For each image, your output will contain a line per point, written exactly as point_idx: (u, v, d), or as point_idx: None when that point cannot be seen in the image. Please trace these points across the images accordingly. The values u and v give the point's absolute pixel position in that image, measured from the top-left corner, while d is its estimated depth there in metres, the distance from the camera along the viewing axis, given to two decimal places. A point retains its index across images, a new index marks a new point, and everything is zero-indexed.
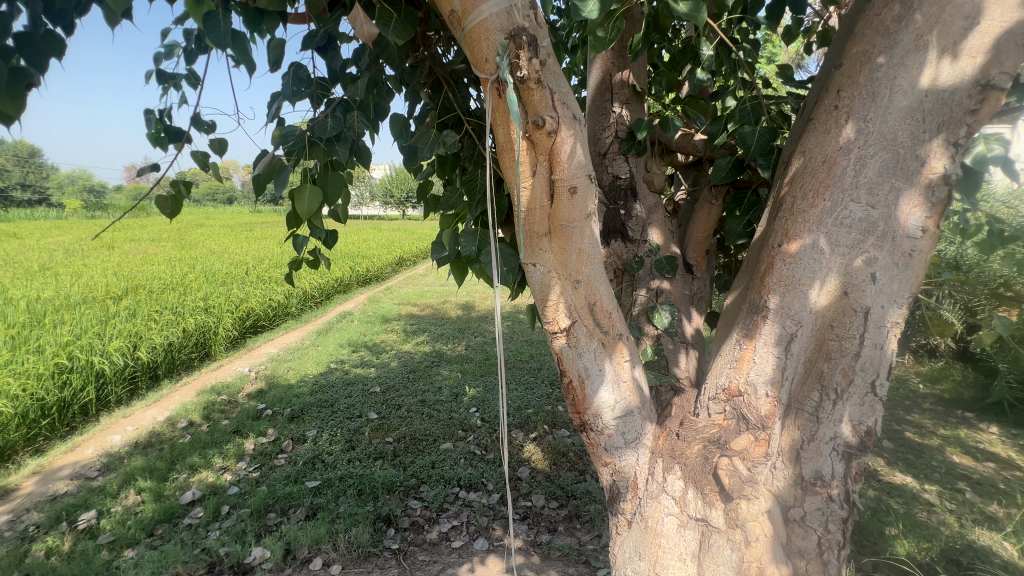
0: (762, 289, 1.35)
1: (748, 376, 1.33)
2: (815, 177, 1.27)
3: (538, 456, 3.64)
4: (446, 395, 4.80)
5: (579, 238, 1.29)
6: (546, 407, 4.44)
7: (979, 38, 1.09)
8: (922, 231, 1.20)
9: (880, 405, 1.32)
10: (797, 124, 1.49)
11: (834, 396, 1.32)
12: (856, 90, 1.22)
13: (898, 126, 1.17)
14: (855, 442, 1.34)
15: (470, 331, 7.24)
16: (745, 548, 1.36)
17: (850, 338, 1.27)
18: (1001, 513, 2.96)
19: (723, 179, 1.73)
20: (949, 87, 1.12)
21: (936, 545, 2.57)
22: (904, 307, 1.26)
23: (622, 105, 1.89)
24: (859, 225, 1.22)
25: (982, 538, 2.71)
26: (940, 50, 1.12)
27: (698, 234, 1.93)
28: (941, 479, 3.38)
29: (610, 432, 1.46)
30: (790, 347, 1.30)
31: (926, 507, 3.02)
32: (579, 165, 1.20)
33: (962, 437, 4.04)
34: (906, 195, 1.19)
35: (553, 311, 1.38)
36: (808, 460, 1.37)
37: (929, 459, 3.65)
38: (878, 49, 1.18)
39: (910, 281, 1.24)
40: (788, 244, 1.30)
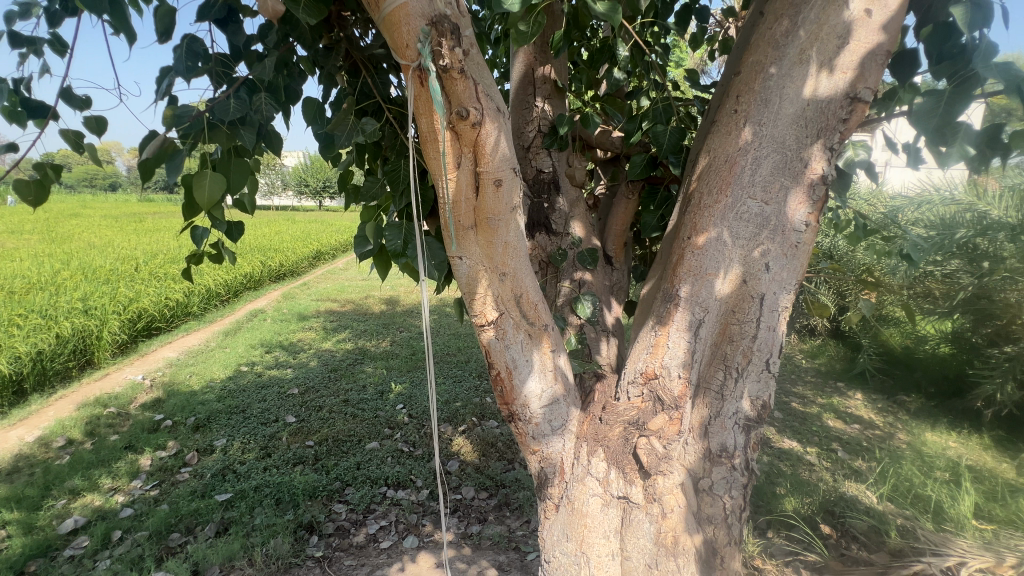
0: (674, 279, 1.45)
1: (663, 360, 1.43)
2: (719, 175, 1.38)
3: (467, 449, 3.65)
4: (370, 392, 4.63)
5: (505, 231, 1.29)
6: (474, 400, 4.45)
7: (849, 56, 1.24)
8: (806, 225, 1.36)
9: (773, 380, 1.47)
10: (703, 126, 1.60)
11: (736, 374, 1.45)
12: (752, 97, 1.34)
13: (786, 130, 1.30)
14: (753, 415, 1.49)
15: (395, 326, 7.05)
16: (662, 519, 1.48)
17: (748, 322, 1.41)
18: (864, 466, 3.47)
19: (639, 175, 1.84)
20: (827, 97, 1.27)
21: (815, 499, 2.95)
22: (792, 293, 1.41)
23: (544, 100, 1.92)
24: (755, 220, 1.35)
25: (850, 489, 3.15)
26: (819, 64, 1.26)
27: (616, 227, 2.02)
28: (819, 442, 3.88)
29: (537, 421, 1.49)
30: (698, 332, 1.42)
31: (808, 466, 3.46)
32: (503, 158, 1.21)
33: (836, 404, 4.65)
34: (793, 193, 1.34)
35: (480, 304, 1.38)
36: (714, 434, 1.49)
37: (811, 425, 4.17)
38: (769, 61, 1.31)
39: (797, 269, 1.39)
40: (696, 237, 1.40)
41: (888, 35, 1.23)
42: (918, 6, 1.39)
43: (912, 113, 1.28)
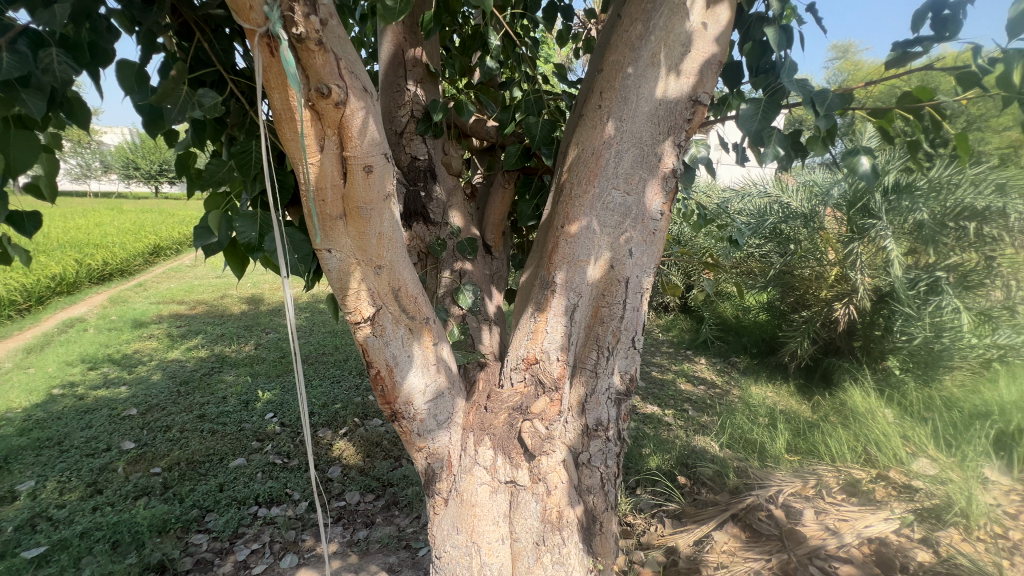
0: (550, 266, 1.51)
1: (542, 345, 1.49)
2: (587, 166, 1.46)
3: (350, 451, 3.44)
4: (232, 403, 4.11)
5: (378, 221, 1.21)
6: (355, 399, 4.21)
7: (690, 63, 1.39)
8: (661, 214, 1.50)
9: (638, 355, 1.62)
10: (571, 119, 1.68)
11: (608, 353, 1.56)
12: (613, 94, 1.43)
13: (643, 127, 1.42)
14: (623, 389, 1.62)
15: (260, 327, 6.34)
16: (547, 497, 1.54)
17: (616, 304, 1.52)
18: (708, 421, 4.06)
19: (514, 165, 1.87)
20: (674, 98, 1.41)
21: (673, 454, 3.38)
22: (651, 275, 1.56)
23: (417, 84, 1.85)
24: (619, 209, 1.46)
25: (699, 441, 3.66)
26: (668, 68, 1.39)
27: (494, 217, 2.03)
28: (675, 404, 4.44)
29: (422, 417, 1.45)
30: (574, 315, 1.50)
31: (667, 426, 3.94)
32: (373, 143, 1.12)
33: (686, 369, 5.36)
34: (650, 184, 1.47)
35: (355, 300, 1.28)
36: (591, 410, 1.59)
37: (668, 390, 4.74)
38: (627, 61, 1.41)
39: (655, 254, 1.54)
40: (569, 225, 1.48)
41: (720, 47, 1.40)
42: (741, 25, 1.62)
43: (740, 117, 1.49)
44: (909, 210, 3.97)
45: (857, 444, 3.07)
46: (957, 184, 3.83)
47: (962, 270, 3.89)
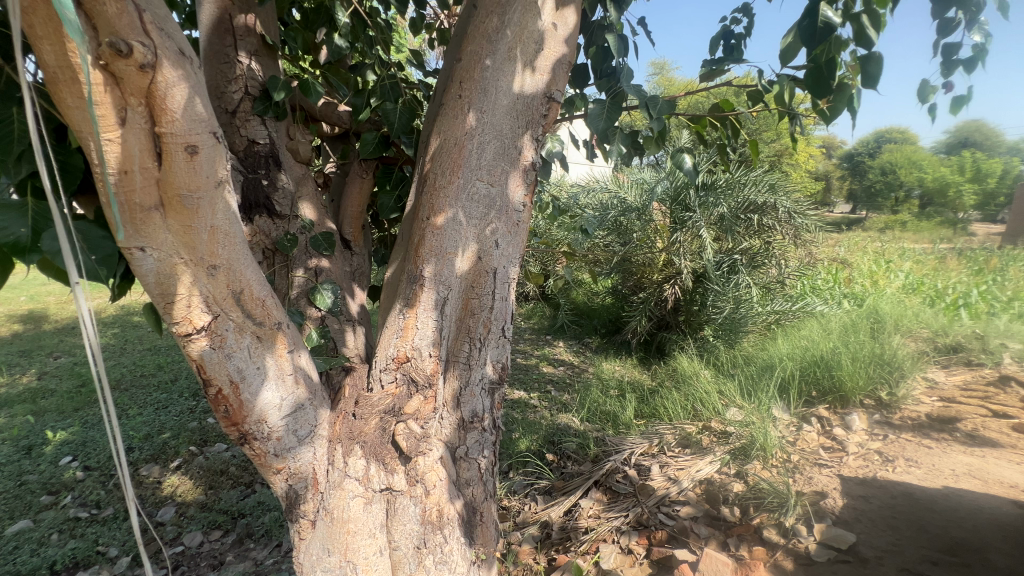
0: (417, 259, 1.47)
1: (413, 341, 1.45)
2: (450, 156, 1.44)
3: (186, 486, 2.93)
4: (6, 452, 3.18)
5: (209, 212, 1.03)
6: (189, 424, 3.59)
7: (544, 60, 1.45)
8: (523, 205, 1.55)
9: (508, 344, 1.65)
10: (430, 109, 1.63)
11: (480, 345, 1.57)
12: (473, 85, 1.43)
13: (503, 120, 1.45)
14: (495, 378, 1.64)
15: (43, 351, 5.01)
16: (426, 498, 1.50)
17: (485, 295, 1.53)
18: (568, 398, 4.40)
19: (372, 154, 1.75)
20: (531, 94, 1.46)
21: (540, 433, 3.59)
22: (517, 265, 1.60)
23: (250, 56, 1.61)
24: (483, 201, 1.47)
25: (562, 417, 3.95)
26: (524, 63, 1.44)
27: (352, 209, 1.87)
28: (539, 387, 4.71)
29: (278, 435, 1.28)
30: (444, 309, 1.48)
31: (533, 409, 4.17)
32: (195, 118, 0.95)
33: (548, 353, 5.73)
34: (512, 176, 1.50)
35: (182, 309, 1.07)
36: (466, 403, 1.58)
37: (533, 374, 5.02)
38: (485, 53, 1.42)
39: (519, 244, 1.58)
40: (434, 217, 1.45)
41: (569, 48, 1.49)
42: (585, 29, 1.74)
43: (588, 117, 1.62)
44: (714, 204, 4.78)
45: (687, 403, 3.58)
46: (744, 184, 4.70)
47: (750, 253, 4.83)
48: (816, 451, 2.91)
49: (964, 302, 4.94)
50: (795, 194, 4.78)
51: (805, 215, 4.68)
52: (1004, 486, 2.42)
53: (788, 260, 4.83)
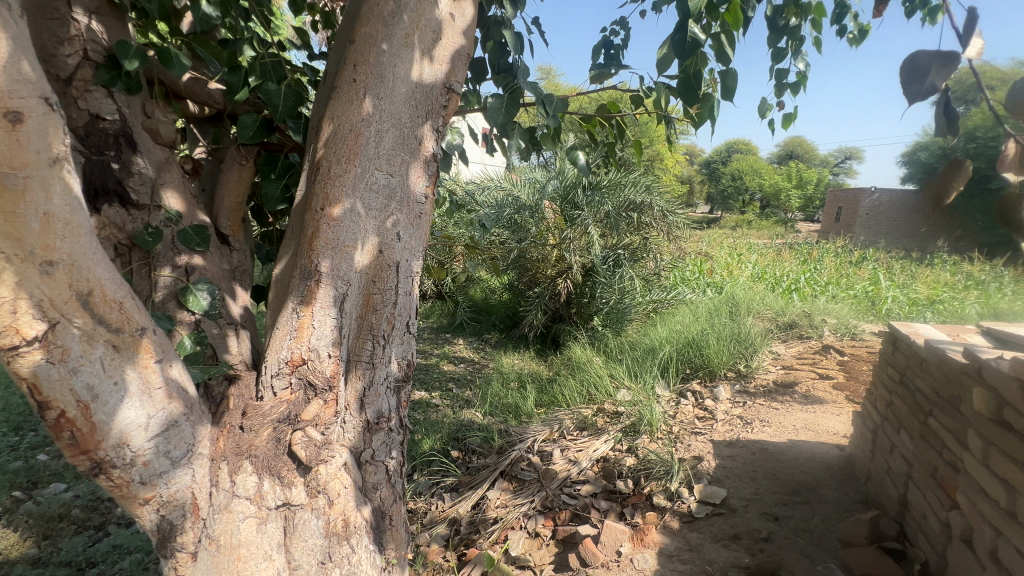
0: (311, 253, 1.37)
1: (309, 343, 1.36)
2: (345, 144, 1.36)
3: (9, 541, 2.38)
4: None
5: (40, 194, 0.90)
6: (10, 465, 2.92)
7: (442, 50, 1.43)
8: (425, 197, 1.52)
9: (414, 340, 1.60)
10: (320, 93, 1.52)
11: (383, 342, 1.50)
12: (368, 69, 1.36)
13: (401, 108, 1.40)
14: (401, 375, 1.58)
15: None
16: (330, 509, 1.41)
17: (388, 289, 1.47)
18: (470, 394, 4.42)
19: (252, 138, 1.58)
20: (429, 83, 1.43)
21: (443, 431, 3.55)
22: (421, 259, 1.56)
23: (90, 15, 1.37)
24: (383, 191, 1.41)
25: (465, 413, 3.95)
26: (421, 51, 1.40)
27: (230, 199, 1.67)
28: (441, 385, 4.66)
29: (145, 459, 1.10)
30: (343, 306, 1.41)
31: (435, 408, 4.12)
32: (21, 82, 0.87)
33: (447, 351, 5.69)
34: (413, 167, 1.46)
35: (5, 315, 0.88)
36: (370, 403, 1.51)
37: (433, 374, 4.95)
38: (381, 36, 1.36)
39: (422, 236, 1.55)
40: (330, 207, 1.36)
41: (467, 40, 1.49)
42: (481, 23, 1.75)
43: (488, 110, 1.62)
44: (600, 203, 5.13)
45: (583, 389, 3.80)
46: (624, 185, 5.10)
47: (631, 248, 5.26)
48: (692, 422, 3.28)
49: (795, 287, 5.93)
50: (667, 194, 5.32)
51: (675, 214, 5.23)
52: (829, 435, 2.96)
53: (662, 255, 5.33)
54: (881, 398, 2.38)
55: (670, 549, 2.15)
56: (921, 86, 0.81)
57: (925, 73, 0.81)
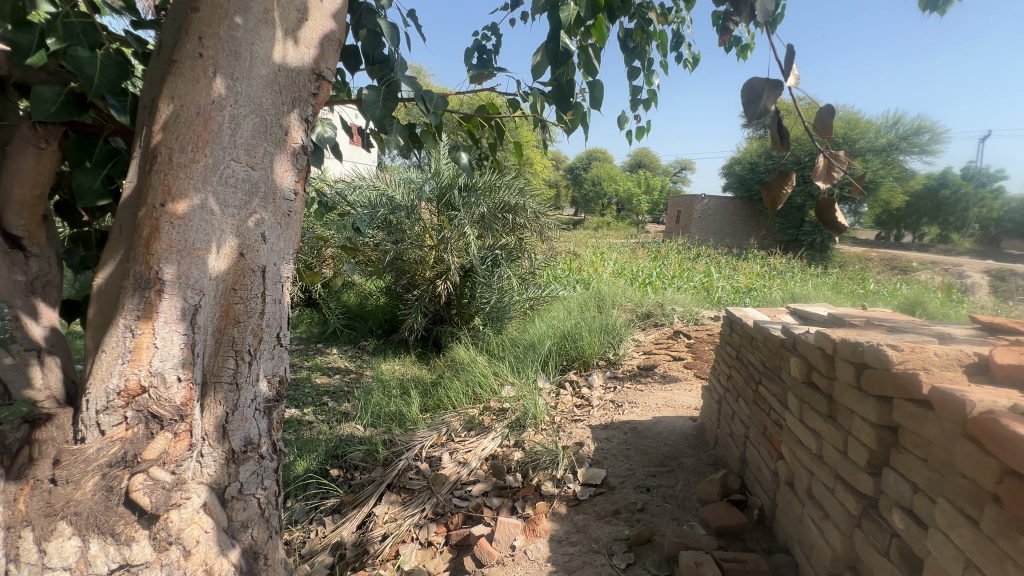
0: (148, 258, 1.14)
1: (150, 366, 1.14)
2: (191, 129, 1.16)
3: None
4: None
5: None
6: None
7: (309, 33, 1.30)
8: (294, 194, 1.36)
9: (286, 353, 1.43)
10: (153, 67, 1.27)
11: (249, 358, 1.32)
12: (218, 44, 1.18)
13: (262, 92, 1.24)
14: (272, 395, 1.40)
15: None
16: (186, 561, 1.15)
17: (253, 298, 1.30)
18: (348, 406, 4.13)
19: (55, 116, 1.25)
20: (295, 68, 1.29)
21: (319, 449, 3.26)
22: (291, 262, 1.40)
23: None
24: (242, 186, 1.24)
25: (343, 427, 3.68)
26: (284, 31, 1.26)
27: (23, 192, 1.30)
28: (313, 400, 4.28)
29: None
30: (195, 320, 1.20)
31: (308, 425, 3.77)
32: None
33: (319, 363, 5.25)
34: (278, 159, 1.30)
35: None
36: (235, 431, 1.31)
37: (303, 388, 4.52)
38: (233, 8, 1.19)
39: (292, 237, 1.39)
40: (172, 203, 1.15)
41: (338, 25, 1.37)
42: (352, 9, 1.63)
43: (363, 103, 1.52)
44: (476, 204, 5.20)
45: (468, 389, 3.79)
46: (499, 187, 5.22)
47: (507, 248, 5.40)
48: (571, 411, 3.49)
49: (650, 281, 6.69)
50: (539, 197, 5.58)
51: (547, 215, 5.52)
52: (684, 409, 3.38)
53: (536, 254, 5.57)
54: (722, 372, 2.79)
55: (560, 534, 2.24)
56: (760, 103, 1.06)
57: (763, 94, 1.06)
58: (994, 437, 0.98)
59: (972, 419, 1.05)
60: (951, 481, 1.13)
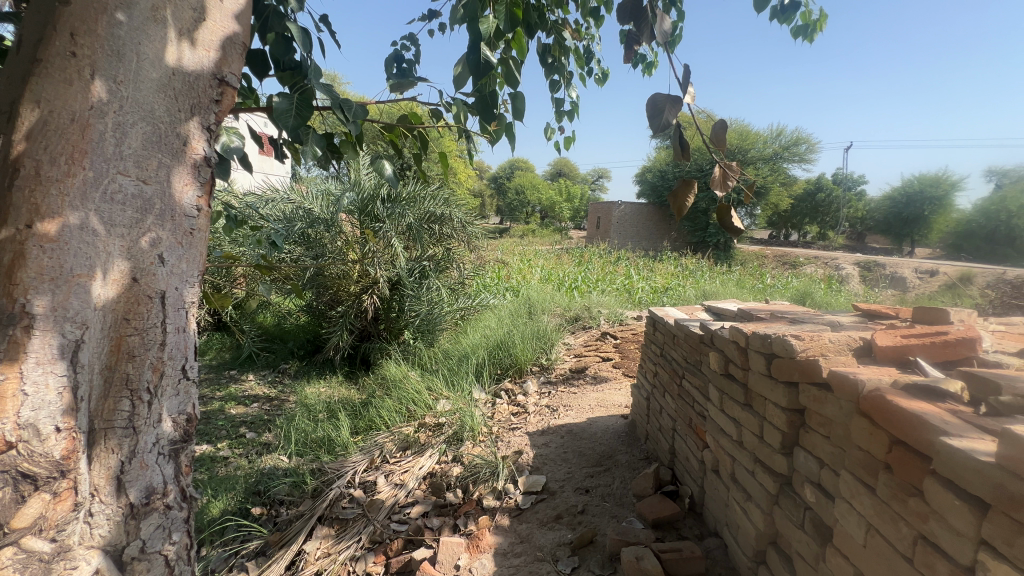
0: (12, 290, 0.97)
1: (19, 416, 0.96)
2: (64, 138, 1.01)
3: None
4: None
5: None
6: None
7: (208, 34, 1.19)
8: (197, 210, 1.23)
9: (193, 388, 1.29)
10: (9, 66, 1.09)
11: (148, 397, 1.16)
12: (95, 42, 1.04)
13: (153, 98, 1.11)
14: (178, 435, 1.25)
15: None
16: None
17: (150, 328, 1.15)
18: (269, 436, 3.81)
19: None
20: (193, 71, 1.17)
21: (238, 487, 2.97)
22: (195, 286, 1.27)
23: None
24: (132, 202, 1.10)
25: (265, 460, 3.39)
26: (178, 31, 1.14)
27: None
28: (228, 433, 3.90)
29: None
30: (78, 358, 1.04)
31: (223, 462, 3.43)
32: None
33: (233, 392, 4.80)
34: (176, 172, 1.17)
35: None
36: (133, 481, 1.15)
37: (216, 421, 4.10)
38: (114, 3, 1.05)
39: (196, 259, 1.26)
40: (42, 224, 0.99)
41: (242, 27, 1.27)
42: (257, 12, 1.52)
43: (274, 111, 1.42)
44: (401, 215, 5.06)
45: (401, 406, 3.65)
46: (423, 198, 5.12)
47: (435, 259, 5.30)
48: (508, 420, 3.48)
49: (575, 285, 6.92)
50: (465, 206, 5.55)
51: (473, 225, 5.50)
52: (616, 407, 3.51)
53: (465, 264, 5.51)
54: (649, 369, 2.93)
55: (504, 547, 2.21)
56: (663, 117, 1.13)
57: (664, 109, 1.13)
58: (882, 412, 1.11)
59: (865, 396, 1.18)
60: (849, 454, 1.26)
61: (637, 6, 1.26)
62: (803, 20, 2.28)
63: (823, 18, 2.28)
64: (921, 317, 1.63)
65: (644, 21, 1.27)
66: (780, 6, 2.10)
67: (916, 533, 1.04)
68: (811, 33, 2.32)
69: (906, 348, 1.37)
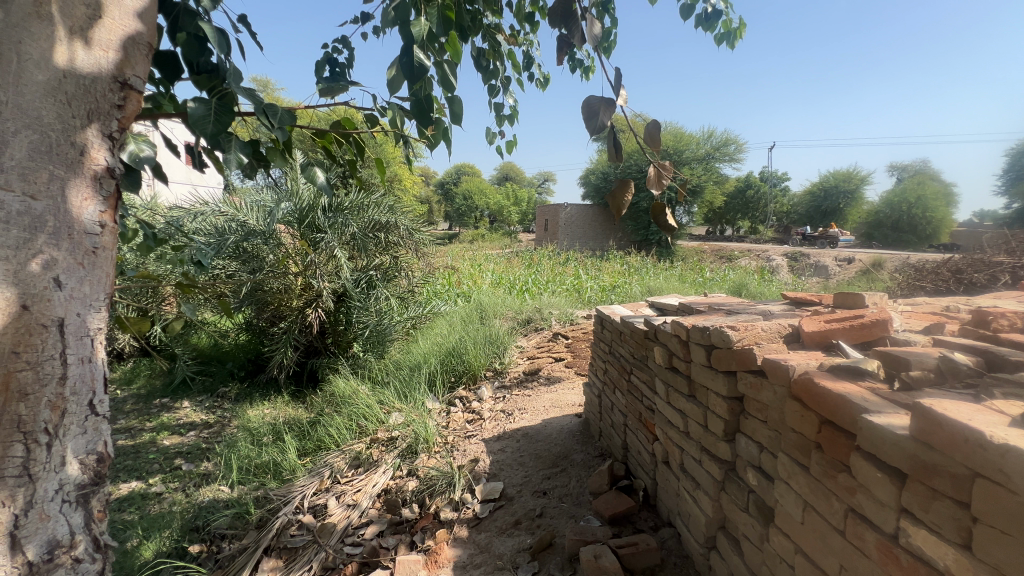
0: None
1: None
2: None
3: None
4: None
5: None
6: None
7: (105, 33, 1.07)
8: (101, 226, 1.12)
9: (103, 425, 1.17)
10: None
11: (48, 439, 1.04)
12: None
13: (40, 103, 0.99)
14: (87, 479, 1.12)
15: None
16: None
17: (47, 361, 1.03)
18: (209, 466, 3.55)
19: None
20: (89, 74, 1.06)
21: (174, 526, 2.74)
22: (101, 311, 1.15)
23: None
24: (17, 220, 0.97)
25: (204, 493, 3.14)
26: (69, 29, 1.02)
27: None
28: (161, 467, 3.59)
29: None
30: None
31: (157, 498, 3.16)
32: None
33: (166, 421, 4.43)
34: (72, 185, 1.05)
35: None
36: (32, 536, 1.01)
37: (146, 455, 3.76)
38: None
39: (101, 281, 1.14)
40: None
41: (147, 26, 1.17)
42: (165, 10, 1.40)
43: (190, 118, 1.30)
44: (343, 225, 4.86)
45: (351, 423, 3.50)
46: (366, 206, 4.96)
47: (382, 268, 5.15)
48: (464, 429, 3.43)
49: (526, 288, 6.95)
50: (411, 213, 5.43)
51: (420, 231, 5.39)
52: (571, 406, 3.55)
53: (413, 272, 5.37)
54: (599, 367, 2.98)
55: (463, 559, 2.16)
56: (598, 119, 1.14)
57: (599, 111, 1.14)
58: (811, 394, 1.17)
59: (796, 380, 1.24)
60: (785, 437, 1.32)
61: (568, 9, 1.26)
62: (725, 28, 2.40)
63: (742, 26, 2.42)
64: (842, 302, 1.76)
65: (576, 25, 1.27)
66: (704, 14, 2.21)
67: (846, 507, 1.11)
68: (733, 40, 2.46)
69: (829, 333, 1.46)
